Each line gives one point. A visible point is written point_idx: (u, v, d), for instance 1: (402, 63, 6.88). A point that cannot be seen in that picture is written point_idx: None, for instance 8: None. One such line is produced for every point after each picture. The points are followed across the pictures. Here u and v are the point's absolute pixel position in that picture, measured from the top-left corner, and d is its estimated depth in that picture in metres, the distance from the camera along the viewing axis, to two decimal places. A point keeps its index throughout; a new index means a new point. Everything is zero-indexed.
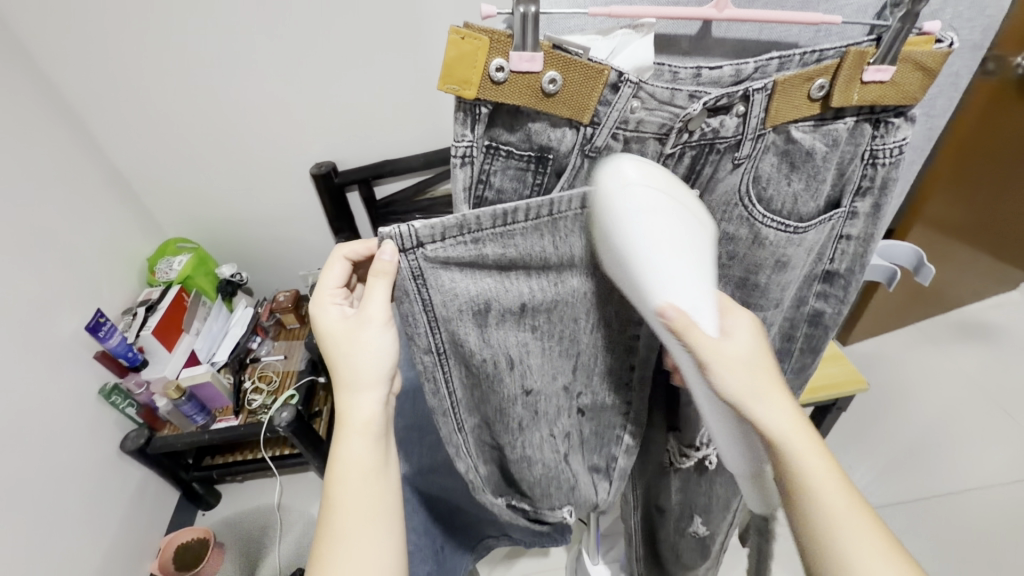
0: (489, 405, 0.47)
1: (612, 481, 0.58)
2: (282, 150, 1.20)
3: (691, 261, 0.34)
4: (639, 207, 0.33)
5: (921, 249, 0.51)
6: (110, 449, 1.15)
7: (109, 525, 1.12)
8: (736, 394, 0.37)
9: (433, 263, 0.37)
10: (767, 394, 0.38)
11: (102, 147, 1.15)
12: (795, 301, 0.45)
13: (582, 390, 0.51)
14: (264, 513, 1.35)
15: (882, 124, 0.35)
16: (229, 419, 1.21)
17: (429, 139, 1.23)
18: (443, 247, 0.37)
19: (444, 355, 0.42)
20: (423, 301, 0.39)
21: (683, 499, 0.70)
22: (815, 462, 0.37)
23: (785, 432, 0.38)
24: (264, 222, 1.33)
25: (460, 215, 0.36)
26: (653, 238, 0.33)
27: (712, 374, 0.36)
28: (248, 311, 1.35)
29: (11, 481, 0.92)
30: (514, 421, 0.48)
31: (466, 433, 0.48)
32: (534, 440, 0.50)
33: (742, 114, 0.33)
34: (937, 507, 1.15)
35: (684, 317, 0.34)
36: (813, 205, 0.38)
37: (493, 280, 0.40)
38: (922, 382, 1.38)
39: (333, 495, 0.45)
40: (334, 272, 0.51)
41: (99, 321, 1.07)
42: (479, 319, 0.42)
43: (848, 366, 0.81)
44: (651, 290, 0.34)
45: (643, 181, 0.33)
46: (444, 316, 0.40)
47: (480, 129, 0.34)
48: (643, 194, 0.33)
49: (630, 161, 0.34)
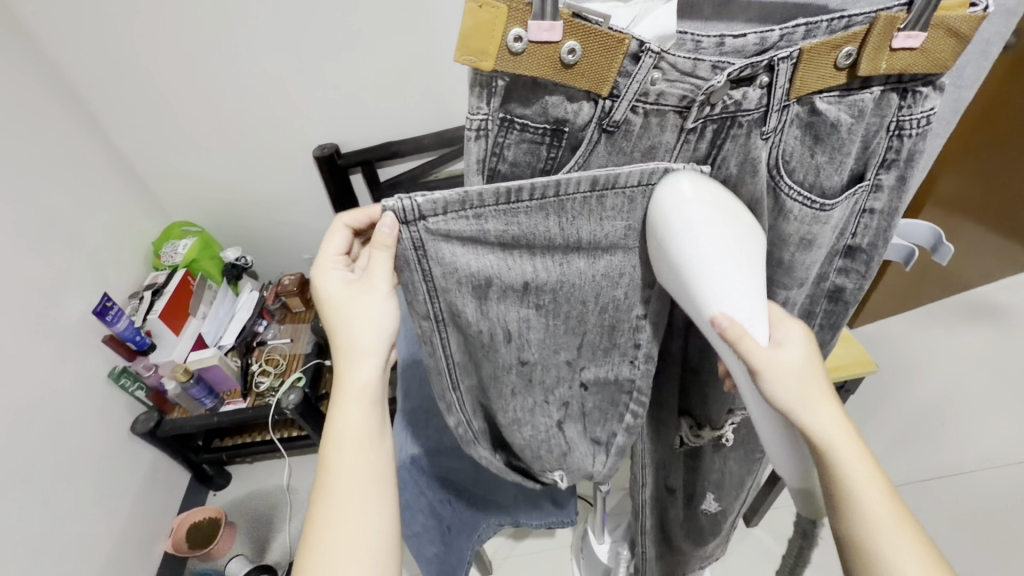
0: (484, 370, 0.48)
1: (609, 454, 0.59)
2: (285, 132, 1.18)
3: (750, 271, 0.36)
4: (697, 223, 0.35)
5: (939, 228, 0.50)
6: (120, 431, 1.16)
7: (122, 505, 1.14)
8: (790, 402, 0.39)
9: (435, 238, 0.37)
10: (813, 398, 0.39)
11: (102, 129, 1.14)
12: (815, 277, 0.45)
13: (586, 365, 0.50)
14: (273, 494, 1.36)
15: (910, 94, 0.34)
16: (238, 401, 1.22)
17: (434, 119, 1.21)
18: (445, 221, 0.36)
19: (443, 322, 0.42)
20: (423, 272, 0.39)
21: (694, 473, 0.72)
22: (864, 472, 0.38)
23: (834, 442, 0.39)
24: (268, 205, 1.32)
25: (463, 191, 0.35)
26: (715, 252, 0.35)
27: (763, 382, 0.38)
28: (253, 295, 1.35)
29: (24, 463, 0.93)
30: (509, 384, 0.49)
31: (461, 396, 0.48)
32: (525, 404, 0.51)
33: (766, 85, 0.32)
34: (939, 488, 1.16)
35: (737, 326, 0.36)
36: (837, 178, 0.37)
37: (497, 258, 0.40)
38: (927, 364, 1.38)
39: (327, 460, 0.46)
40: (336, 240, 0.51)
41: (107, 305, 1.07)
42: (479, 294, 0.41)
43: (855, 348, 0.81)
44: (701, 297, 0.36)
45: (697, 198, 0.35)
46: (444, 287, 0.40)
47: (497, 102, 0.33)
48: (697, 210, 0.35)
49: (686, 178, 0.35)
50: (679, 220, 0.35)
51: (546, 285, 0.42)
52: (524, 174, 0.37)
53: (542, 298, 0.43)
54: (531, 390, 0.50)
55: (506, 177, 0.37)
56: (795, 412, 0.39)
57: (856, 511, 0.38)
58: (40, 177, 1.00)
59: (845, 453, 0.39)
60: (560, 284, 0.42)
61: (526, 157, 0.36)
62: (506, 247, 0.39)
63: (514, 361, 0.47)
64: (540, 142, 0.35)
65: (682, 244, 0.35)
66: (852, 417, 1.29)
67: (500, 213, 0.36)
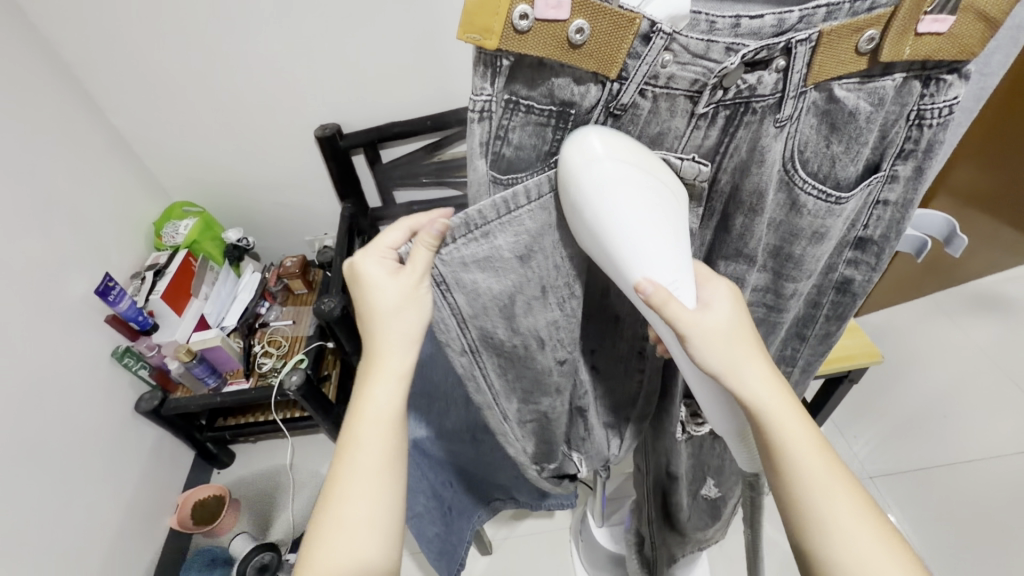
0: (527, 380, 0.49)
1: (623, 438, 0.61)
2: (286, 112, 1.16)
3: (671, 230, 0.35)
4: (608, 178, 0.33)
5: (953, 218, 0.48)
6: (124, 410, 1.17)
7: (128, 483, 1.16)
8: (717, 363, 0.37)
9: (453, 267, 0.40)
10: (747, 364, 0.38)
11: (100, 108, 1.12)
12: (823, 268, 0.44)
13: (596, 348, 0.52)
14: (276, 473, 1.38)
15: (933, 82, 0.32)
16: (241, 382, 1.23)
17: (437, 100, 1.19)
18: (458, 247, 0.38)
19: (478, 351, 0.45)
20: (449, 304, 0.42)
21: (695, 462, 0.71)
22: (799, 432, 0.38)
23: (765, 402, 0.38)
24: (269, 186, 1.31)
25: (465, 214, 0.37)
26: (632, 208, 0.33)
27: (692, 347, 0.37)
28: (255, 276, 1.35)
29: (30, 441, 0.94)
30: (554, 391, 0.50)
31: (503, 409, 0.51)
32: (566, 404, 0.53)
33: (782, 69, 0.31)
34: (938, 477, 1.16)
35: (662, 292, 0.35)
36: (853, 169, 0.36)
37: (519, 275, 0.40)
38: (931, 354, 1.37)
39: (345, 464, 0.44)
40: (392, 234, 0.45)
41: (109, 285, 1.07)
42: (506, 313, 0.42)
43: (862, 339, 0.80)
44: (623, 260, 0.35)
45: (609, 154, 0.33)
46: (471, 313, 0.42)
47: (501, 82, 0.32)
48: (609, 168, 0.33)
49: (596, 134, 0.33)
50: (589, 175, 0.33)
51: (563, 286, 0.43)
52: (528, 157, 0.36)
53: (565, 296, 0.43)
54: (572, 389, 0.52)
55: (510, 161, 0.36)
56: (724, 374, 0.38)
57: (792, 473, 0.37)
58: (38, 157, 0.99)
59: (774, 410, 0.38)
60: (575, 282, 0.43)
61: (531, 139, 0.35)
62: (522, 258, 0.39)
63: (552, 367, 0.48)
64: (545, 125, 0.34)
65: (595, 201, 0.33)
66: (853, 408, 1.30)
67: (504, 225, 0.37)
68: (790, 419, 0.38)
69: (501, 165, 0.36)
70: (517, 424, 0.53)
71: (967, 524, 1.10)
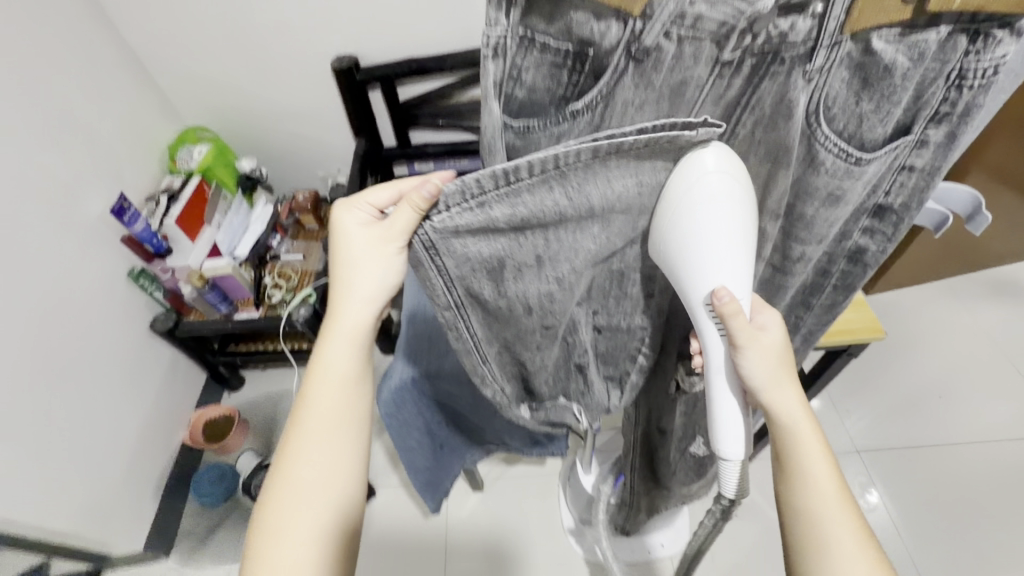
0: (511, 335, 0.48)
1: (624, 390, 0.61)
2: (303, 38, 1.12)
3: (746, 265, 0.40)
4: (715, 197, 0.36)
5: (980, 194, 0.46)
6: (142, 328, 1.21)
7: (145, 396, 1.22)
8: (762, 384, 0.44)
9: (443, 234, 0.37)
10: (784, 388, 0.45)
11: (114, 22, 1.09)
12: (837, 235, 0.42)
13: (600, 311, 0.50)
14: (284, 399, 1.44)
15: (981, 38, 0.29)
16: (251, 311, 1.25)
17: (458, 34, 1.13)
18: (450, 215, 0.36)
19: (463, 308, 0.42)
20: (437, 267, 0.39)
21: (687, 420, 0.72)
22: (816, 454, 0.45)
23: (791, 418, 0.45)
24: (284, 117, 1.28)
25: (461, 180, 0.34)
26: (730, 223, 0.37)
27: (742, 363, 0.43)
28: (268, 208, 1.35)
29: (53, 350, 0.99)
30: (535, 346, 0.50)
31: (489, 364, 0.49)
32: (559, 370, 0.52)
33: (819, 15, 0.30)
34: (926, 455, 1.19)
35: (733, 303, 0.39)
36: (880, 130, 0.34)
37: (508, 241, 0.38)
38: (939, 336, 1.36)
39: (306, 395, 0.48)
40: (379, 194, 0.47)
41: (124, 205, 1.08)
42: (494, 277, 0.41)
43: (868, 314, 0.79)
44: (701, 270, 0.39)
45: (720, 168, 0.36)
46: (459, 276, 0.40)
47: (516, 15, 0.32)
48: (718, 180, 0.36)
49: (713, 151, 0.36)
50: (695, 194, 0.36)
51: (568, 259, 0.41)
52: (541, 101, 0.36)
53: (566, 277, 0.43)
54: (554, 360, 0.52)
55: (523, 103, 0.36)
56: (761, 391, 0.44)
57: (801, 482, 0.45)
58: (53, 71, 0.98)
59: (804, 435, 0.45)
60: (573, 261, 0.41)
61: (545, 81, 0.35)
62: (517, 230, 0.37)
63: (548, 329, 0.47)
64: (561, 65, 0.34)
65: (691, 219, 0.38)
66: (850, 382, 1.30)
67: (502, 197, 0.34)
68: (814, 447, 0.45)
69: (513, 107, 0.36)
70: (498, 372, 0.52)
71: (948, 501, 1.13)
